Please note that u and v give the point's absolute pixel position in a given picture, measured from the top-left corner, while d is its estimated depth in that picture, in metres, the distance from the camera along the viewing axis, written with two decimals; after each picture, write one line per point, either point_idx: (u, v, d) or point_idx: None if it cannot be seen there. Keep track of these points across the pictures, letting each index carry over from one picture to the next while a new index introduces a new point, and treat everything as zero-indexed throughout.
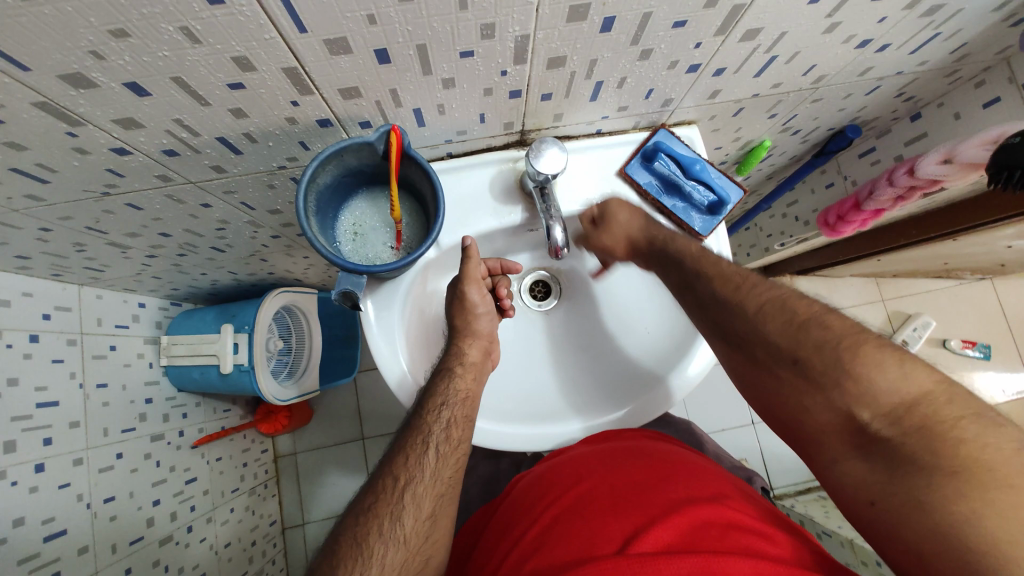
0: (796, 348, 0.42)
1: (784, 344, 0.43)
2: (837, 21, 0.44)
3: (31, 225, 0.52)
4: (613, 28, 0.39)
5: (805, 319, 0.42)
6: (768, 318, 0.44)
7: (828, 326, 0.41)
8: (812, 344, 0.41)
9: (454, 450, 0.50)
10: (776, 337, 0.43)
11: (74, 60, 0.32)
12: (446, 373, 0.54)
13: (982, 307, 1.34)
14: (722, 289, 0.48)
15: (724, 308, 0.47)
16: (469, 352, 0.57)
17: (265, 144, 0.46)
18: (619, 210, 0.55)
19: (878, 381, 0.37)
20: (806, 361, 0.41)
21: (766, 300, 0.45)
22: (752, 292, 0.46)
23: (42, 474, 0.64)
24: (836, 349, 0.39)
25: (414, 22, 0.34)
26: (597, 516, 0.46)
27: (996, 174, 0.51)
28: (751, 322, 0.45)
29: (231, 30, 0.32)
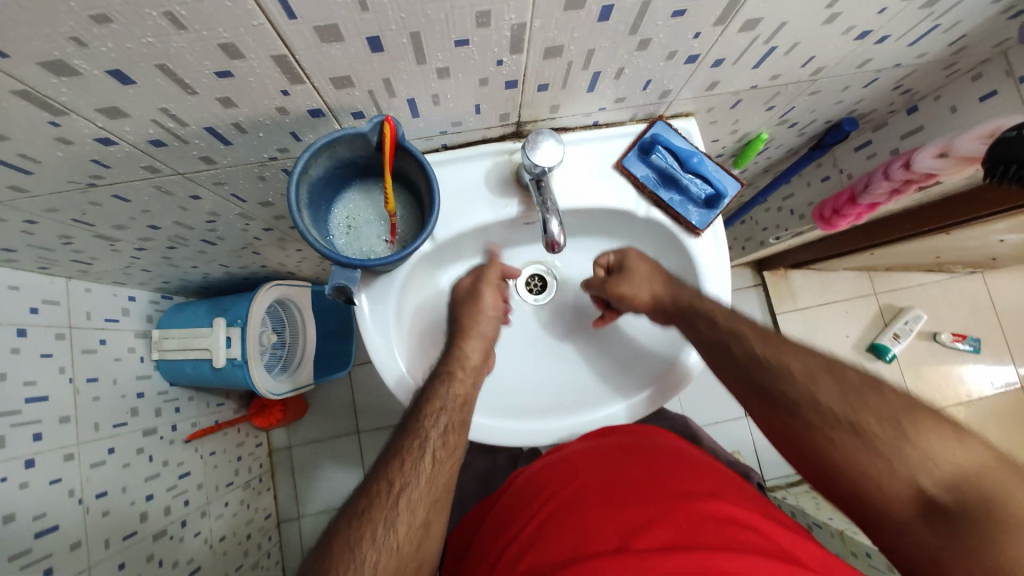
0: (849, 413, 0.43)
1: (838, 410, 0.44)
2: (837, 12, 0.44)
3: (15, 218, 0.51)
4: (611, 16, 0.38)
5: (856, 386, 0.44)
6: (818, 382, 0.45)
7: (882, 396, 0.43)
8: (867, 410, 0.43)
9: (449, 455, 0.50)
10: (831, 404, 0.44)
11: (55, 46, 0.31)
12: (446, 376, 0.54)
13: (973, 300, 1.35)
14: (768, 351, 0.49)
15: (771, 369, 0.48)
16: (470, 356, 0.56)
17: (256, 135, 0.45)
18: (636, 262, 0.60)
19: (934, 447, 0.40)
20: (865, 428, 0.42)
21: (811, 364, 0.47)
22: (798, 357, 0.48)
23: (32, 469, 0.63)
24: (892, 417, 0.42)
25: (408, 9, 0.34)
26: (591, 509, 0.46)
27: (993, 169, 0.51)
28: (802, 386, 0.46)
29: (219, 16, 0.31)
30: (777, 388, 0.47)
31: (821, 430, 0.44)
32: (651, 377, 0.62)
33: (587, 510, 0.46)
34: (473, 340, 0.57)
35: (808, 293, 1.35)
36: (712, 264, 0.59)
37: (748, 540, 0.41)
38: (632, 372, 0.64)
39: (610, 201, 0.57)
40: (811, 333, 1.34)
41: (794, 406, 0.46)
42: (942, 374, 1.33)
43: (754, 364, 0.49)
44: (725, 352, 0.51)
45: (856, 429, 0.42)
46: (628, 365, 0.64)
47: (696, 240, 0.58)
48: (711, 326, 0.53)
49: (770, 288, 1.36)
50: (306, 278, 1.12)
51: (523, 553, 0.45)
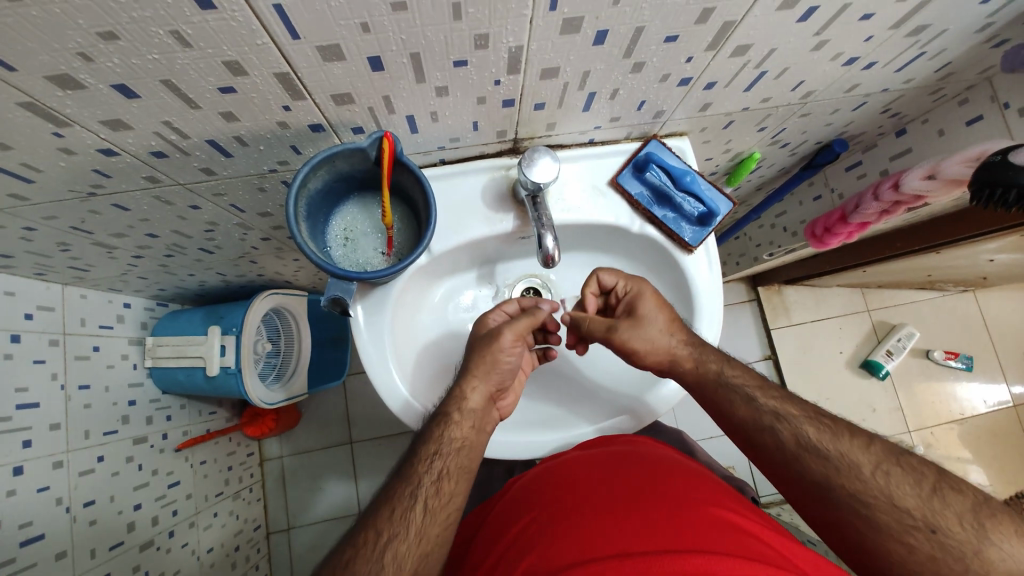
0: (919, 509, 0.41)
1: (912, 509, 0.41)
2: (825, 39, 0.45)
3: (14, 224, 0.51)
4: (606, 41, 0.40)
5: (930, 480, 0.42)
6: (889, 476, 0.43)
7: (952, 491, 0.42)
8: (940, 507, 0.41)
9: (443, 506, 0.47)
10: (902, 500, 0.42)
11: (62, 61, 0.32)
12: (442, 419, 0.51)
13: (965, 318, 1.36)
14: (827, 438, 0.45)
15: (831, 460, 0.44)
16: (470, 397, 0.52)
17: (256, 148, 0.46)
18: (652, 310, 0.54)
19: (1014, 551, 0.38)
20: (943, 529, 0.40)
21: (875, 454, 0.44)
22: (858, 444, 0.45)
23: (20, 477, 0.63)
24: (965, 516, 0.40)
25: (409, 31, 0.35)
26: (588, 519, 0.46)
27: (978, 191, 0.52)
28: (871, 482, 0.43)
29: (223, 35, 0.32)
30: (838, 482, 0.43)
31: (888, 529, 0.41)
32: (634, 401, 0.63)
33: (582, 520, 0.46)
34: (474, 381, 0.53)
35: (802, 309, 1.37)
36: (704, 281, 0.60)
37: (751, 546, 0.41)
38: (614, 394, 0.65)
39: (605, 217, 0.58)
40: (804, 349, 1.35)
41: (857, 500, 0.43)
42: (935, 392, 1.34)
43: (809, 453, 0.45)
44: (773, 437, 0.47)
45: (928, 527, 0.40)
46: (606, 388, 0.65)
47: (690, 257, 0.59)
48: (750, 406, 0.50)
49: (764, 304, 1.37)
50: (302, 287, 1.12)
51: (516, 559, 0.45)
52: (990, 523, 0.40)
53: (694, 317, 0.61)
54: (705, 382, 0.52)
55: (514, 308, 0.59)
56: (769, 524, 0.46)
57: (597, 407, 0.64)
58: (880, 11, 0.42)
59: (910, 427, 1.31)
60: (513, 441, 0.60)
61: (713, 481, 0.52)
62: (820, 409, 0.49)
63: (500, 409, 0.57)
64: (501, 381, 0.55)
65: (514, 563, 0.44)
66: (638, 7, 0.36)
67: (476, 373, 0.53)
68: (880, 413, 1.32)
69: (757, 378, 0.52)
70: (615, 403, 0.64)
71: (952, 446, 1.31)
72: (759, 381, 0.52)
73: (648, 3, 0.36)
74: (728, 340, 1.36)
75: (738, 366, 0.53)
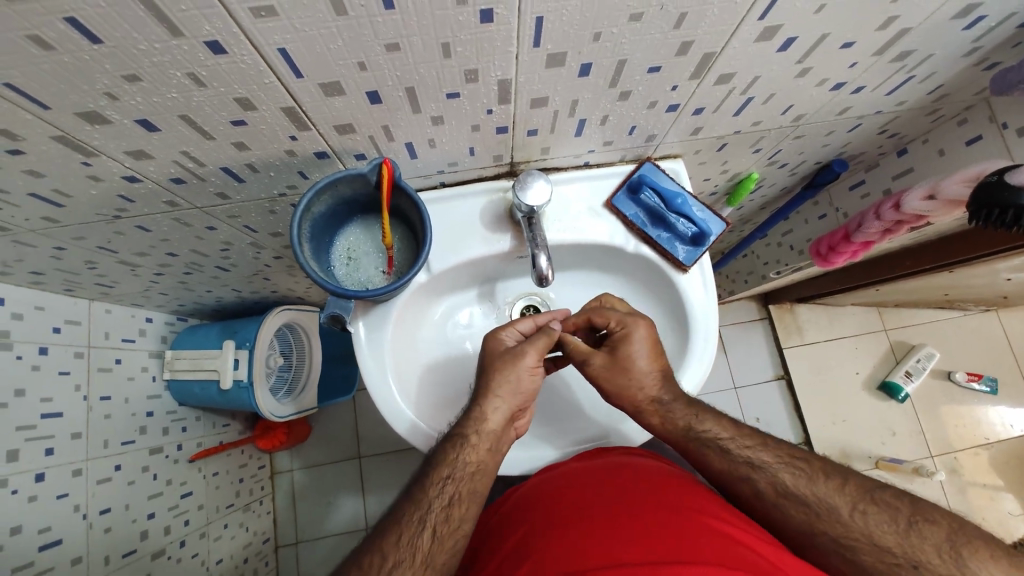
0: (896, 544, 0.42)
1: (892, 547, 0.42)
2: (808, 67, 0.46)
3: (46, 244, 0.55)
4: (590, 73, 0.42)
5: (908, 516, 0.43)
6: (869, 515, 0.44)
7: (927, 524, 0.42)
8: (917, 539, 0.42)
9: (452, 532, 0.48)
10: (882, 539, 0.43)
11: (90, 100, 0.35)
12: (459, 440, 0.52)
13: (987, 338, 1.32)
14: (802, 483, 0.47)
15: (807, 500, 0.46)
16: (489, 420, 0.53)
17: (267, 174, 0.50)
18: (637, 358, 0.54)
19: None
20: (924, 564, 0.41)
21: (854, 497, 0.45)
22: (831, 485, 0.46)
23: (41, 483, 0.66)
24: (943, 544, 0.41)
25: (402, 68, 0.37)
26: (586, 527, 0.46)
27: (976, 212, 0.52)
28: (851, 524, 0.44)
29: (234, 76, 0.35)
30: (819, 525, 0.45)
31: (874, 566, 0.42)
32: (604, 431, 0.64)
33: (583, 528, 0.46)
34: (496, 402, 0.54)
35: (815, 328, 1.34)
36: (699, 300, 0.60)
37: (738, 555, 0.41)
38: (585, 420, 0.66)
39: (600, 236, 0.60)
40: (818, 369, 1.32)
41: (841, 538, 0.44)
42: (959, 415, 1.29)
43: (790, 495, 0.47)
44: (752, 485, 0.49)
45: (909, 563, 0.41)
46: (581, 409, 0.66)
47: (684, 276, 0.60)
48: (725, 457, 0.51)
49: (776, 322, 1.36)
50: (315, 303, 1.15)
51: (513, 565, 0.45)
52: (962, 544, 0.41)
53: (689, 335, 0.61)
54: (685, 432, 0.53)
55: (524, 324, 0.57)
56: (764, 535, 0.46)
57: (574, 428, 0.65)
58: (860, 39, 0.44)
59: (934, 452, 1.26)
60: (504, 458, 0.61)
61: (721, 496, 0.51)
62: (786, 445, 0.51)
63: (517, 430, 0.57)
64: (520, 395, 0.55)
65: (512, 568, 0.45)
66: (618, 42, 0.39)
67: (498, 393, 0.54)
68: (901, 436, 1.27)
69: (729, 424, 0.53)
70: (591, 425, 0.65)
71: (979, 472, 1.26)
72: (734, 427, 0.53)
73: (627, 38, 0.38)
74: (738, 359, 1.35)
75: (711, 419, 0.53)
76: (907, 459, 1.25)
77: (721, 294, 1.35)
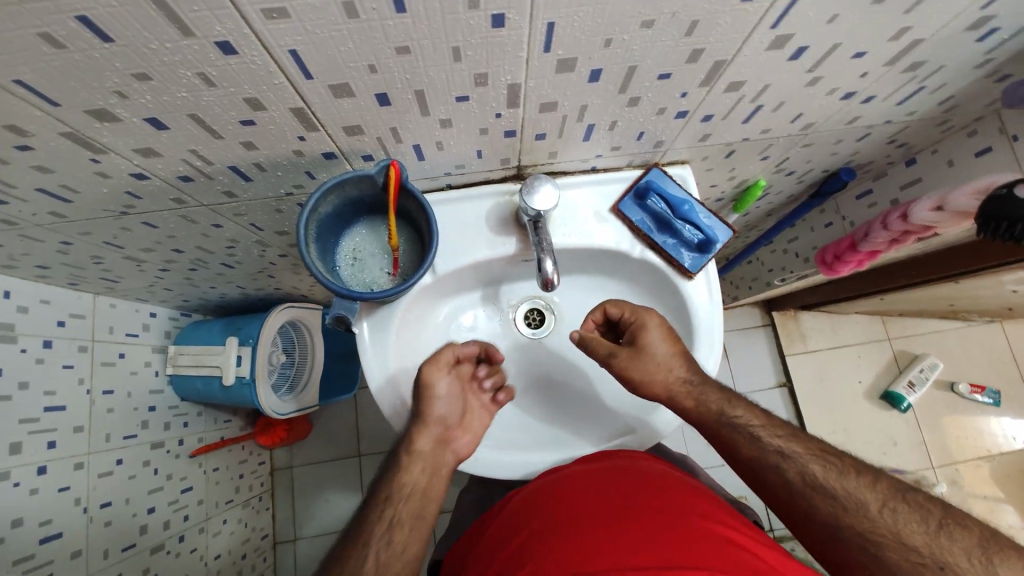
0: (922, 544, 0.42)
1: (920, 546, 0.42)
2: (818, 76, 0.46)
3: (53, 239, 0.56)
4: (600, 78, 0.42)
5: (939, 519, 0.43)
6: (900, 516, 0.43)
7: (959, 528, 0.42)
8: (944, 541, 0.41)
9: (396, 558, 0.48)
10: (909, 537, 0.42)
11: (100, 98, 0.35)
12: (393, 466, 0.55)
13: (990, 350, 1.32)
14: (833, 477, 0.46)
15: (835, 493, 0.45)
16: (417, 440, 0.56)
17: (274, 173, 0.50)
18: (657, 343, 0.54)
19: None
20: (952, 565, 0.40)
21: (885, 496, 0.45)
22: (862, 482, 0.46)
23: (43, 476, 0.66)
24: (974, 550, 0.40)
25: (412, 71, 0.37)
26: (589, 531, 0.46)
27: (985, 225, 0.52)
28: (879, 520, 0.43)
29: (244, 76, 0.35)
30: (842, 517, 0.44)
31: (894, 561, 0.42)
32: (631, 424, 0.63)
33: (583, 532, 0.46)
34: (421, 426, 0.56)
35: (819, 336, 1.34)
36: (704, 306, 0.60)
37: (740, 560, 0.41)
38: (609, 416, 0.64)
39: (606, 241, 0.60)
40: (821, 377, 1.32)
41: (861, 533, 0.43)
42: (961, 427, 1.28)
43: (817, 487, 0.46)
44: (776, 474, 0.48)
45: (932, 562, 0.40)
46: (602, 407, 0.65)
47: (689, 283, 0.60)
48: (755, 444, 0.50)
49: (779, 329, 1.35)
50: (318, 301, 1.15)
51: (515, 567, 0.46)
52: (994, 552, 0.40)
53: (694, 340, 0.61)
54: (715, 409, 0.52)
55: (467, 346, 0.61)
56: (767, 543, 0.45)
57: (601, 421, 0.65)
58: (872, 49, 0.43)
59: (935, 462, 1.26)
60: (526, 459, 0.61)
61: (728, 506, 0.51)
62: (818, 441, 0.50)
63: (454, 452, 0.58)
64: (445, 417, 0.58)
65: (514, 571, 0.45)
66: (629, 48, 0.38)
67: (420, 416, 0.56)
68: (902, 446, 1.27)
69: (759, 414, 0.53)
70: (618, 419, 0.64)
71: (981, 484, 1.25)
72: (765, 419, 0.52)
73: (638, 45, 0.38)
74: (740, 365, 1.34)
75: (743, 406, 0.53)
76: (908, 470, 1.24)
77: (724, 300, 1.35)
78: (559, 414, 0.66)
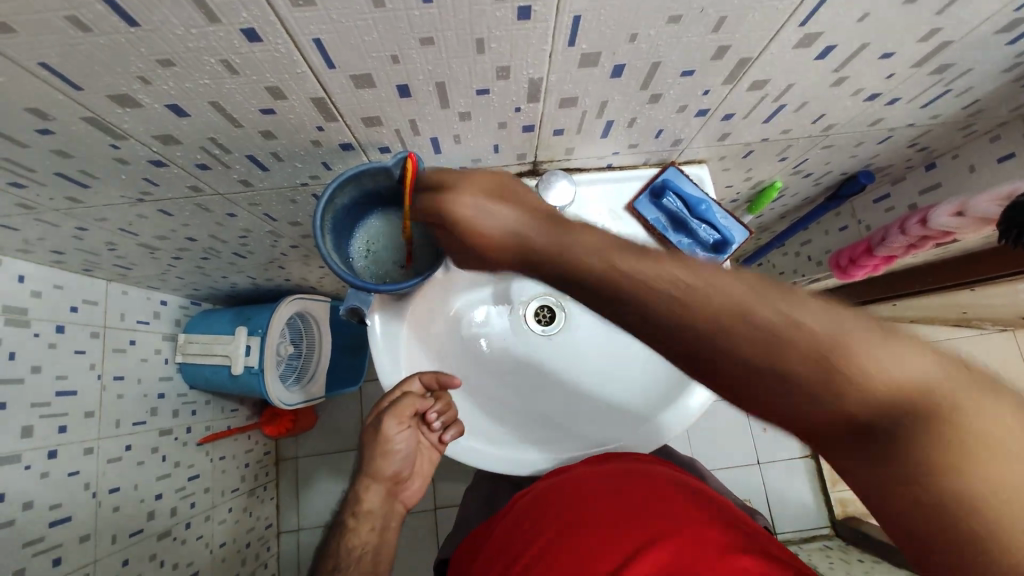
0: (799, 359, 0.26)
1: (749, 350, 0.27)
2: (845, 76, 0.45)
3: (69, 224, 0.56)
4: (623, 74, 0.41)
5: (771, 302, 0.27)
6: (724, 310, 0.27)
7: (795, 305, 0.27)
8: (840, 351, 0.26)
9: None
10: (736, 340, 0.27)
11: (122, 83, 0.35)
12: (341, 528, 0.59)
13: (1003, 360, 1.30)
14: (632, 280, 0.30)
15: (675, 315, 0.28)
16: (364, 500, 0.61)
17: (291, 163, 0.50)
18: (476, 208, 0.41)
19: (880, 370, 0.25)
20: (786, 365, 0.26)
21: (703, 284, 0.28)
22: (667, 278, 0.29)
23: (54, 460, 0.66)
24: (845, 330, 0.26)
25: (435, 62, 0.37)
26: (599, 537, 0.46)
27: (1007, 231, 0.51)
28: (694, 326, 0.28)
29: (267, 64, 0.35)
30: (690, 337, 0.28)
31: (745, 376, 0.28)
32: (657, 414, 0.61)
33: (596, 538, 0.46)
34: (369, 483, 0.61)
35: None
36: None
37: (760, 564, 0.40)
38: (634, 409, 0.63)
39: None
40: None
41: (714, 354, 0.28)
42: None
43: (643, 302, 0.29)
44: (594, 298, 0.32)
45: (806, 381, 0.26)
46: (625, 401, 0.64)
47: None
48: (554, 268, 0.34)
49: None
50: (326, 293, 1.16)
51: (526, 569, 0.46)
52: (890, 335, 0.26)
53: None
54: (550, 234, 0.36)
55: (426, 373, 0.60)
56: (781, 550, 0.45)
57: (626, 413, 0.64)
58: (901, 50, 0.43)
59: None
60: (537, 456, 0.62)
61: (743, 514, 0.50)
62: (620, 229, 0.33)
63: (401, 501, 0.64)
64: (397, 472, 0.63)
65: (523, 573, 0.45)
66: (654, 44, 0.38)
67: (370, 475, 0.61)
68: None
69: (561, 223, 0.35)
70: (643, 410, 0.63)
71: None
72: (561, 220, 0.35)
73: (663, 40, 0.37)
74: None
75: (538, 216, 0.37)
76: None
77: None
78: (581, 409, 0.65)
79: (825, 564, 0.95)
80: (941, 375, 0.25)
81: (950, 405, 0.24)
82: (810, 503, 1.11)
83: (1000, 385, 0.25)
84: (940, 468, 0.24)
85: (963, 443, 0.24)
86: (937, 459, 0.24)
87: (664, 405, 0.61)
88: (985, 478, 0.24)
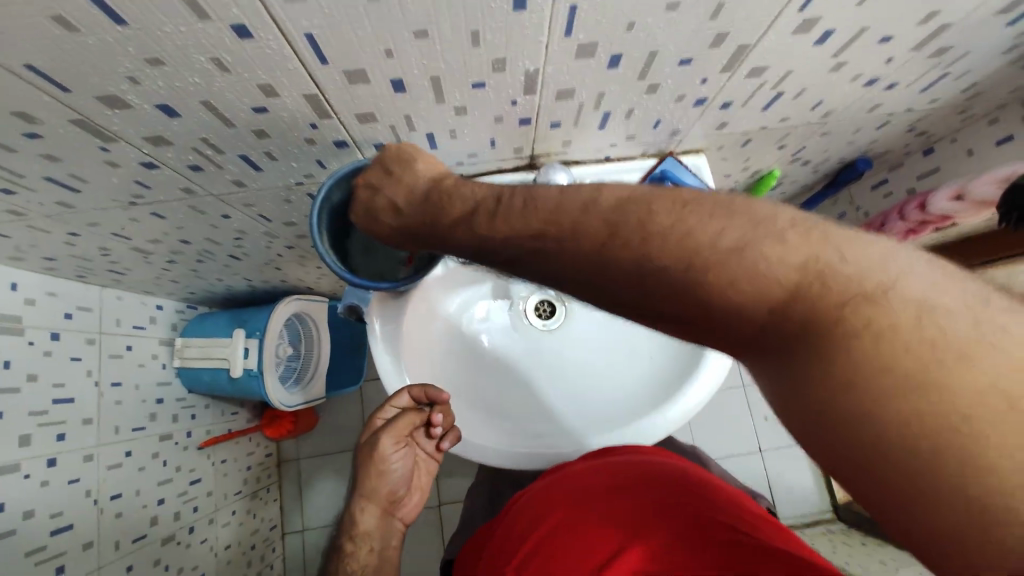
0: (690, 280, 0.26)
1: (648, 279, 0.27)
2: (843, 61, 0.45)
3: (61, 230, 0.55)
4: (621, 64, 0.41)
5: (649, 226, 0.27)
6: (613, 246, 0.28)
7: (665, 227, 0.27)
8: (721, 264, 0.25)
9: None
10: (636, 271, 0.27)
11: (110, 84, 0.34)
12: (338, 552, 0.57)
13: None
14: (535, 230, 0.31)
15: (574, 252, 0.29)
16: (360, 522, 0.59)
17: (285, 163, 0.49)
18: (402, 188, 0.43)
19: (766, 283, 0.24)
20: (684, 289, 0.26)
21: (589, 221, 0.29)
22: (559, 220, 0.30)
23: (53, 469, 0.66)
24: (722, 248, 0.25)
25: (429, 56, 0.36)
26: (602, 530, 0.46)
27: (1007, 214, 0.51)
28: (600, 265, 0.28)
29: (258, 61, 0.34)
30: (604, 271, 0.28)
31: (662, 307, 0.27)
32: (659, 404, 0.60)
33: (593, 532, 0.46)
34: (365, 504, 0.60)
35: None
36: None
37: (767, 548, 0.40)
38: (636, 400, 0.63)
39: None
40: None
41: (619, 290, 0.29)
42: None
43: (552, 243, 0.30)
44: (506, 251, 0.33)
45: (714, 300, 0.26)
46: (626, 393, 0.64)
47: None
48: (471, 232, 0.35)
49: None
50: (324, 293, 1.15)
51: (521, 564, 0.46)
52: (783, 238, 0.25)
53: None
54: (430, 199, 0.41)
55: (416, 387, 0.58)
56: (786, 541, 0.45)
57: (629, 405, 0.63)
58: (899, 34, 0.42)
59: None
60: (537, 449, 0.60)
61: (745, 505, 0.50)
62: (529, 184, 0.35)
63: (400, 520, 0.62)
64: (393, 490, 0.61)
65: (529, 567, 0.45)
66: (652, 33, 0.37)
67: (366, 496, 0.60)
68: None
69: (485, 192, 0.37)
70: (646, 401, 0.62)
71: None
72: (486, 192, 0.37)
73: (661, 29, 0.37)
74: None
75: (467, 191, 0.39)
76: None
77: None
78: (583, 404, 0.64)
79: (829, 549, 0.96)
80: (850, 280, 0.23)
81: (868, 316, 0.22)
82: (812, 489, 1.11)
83: (935, 284, 0.22)
84: (884, 399, 0.21)
85: (900, 363, 0.21)
86: (866, 379, 0.22)
87: (667, 394, 0.60)
88: (936, 400, 0.21)
